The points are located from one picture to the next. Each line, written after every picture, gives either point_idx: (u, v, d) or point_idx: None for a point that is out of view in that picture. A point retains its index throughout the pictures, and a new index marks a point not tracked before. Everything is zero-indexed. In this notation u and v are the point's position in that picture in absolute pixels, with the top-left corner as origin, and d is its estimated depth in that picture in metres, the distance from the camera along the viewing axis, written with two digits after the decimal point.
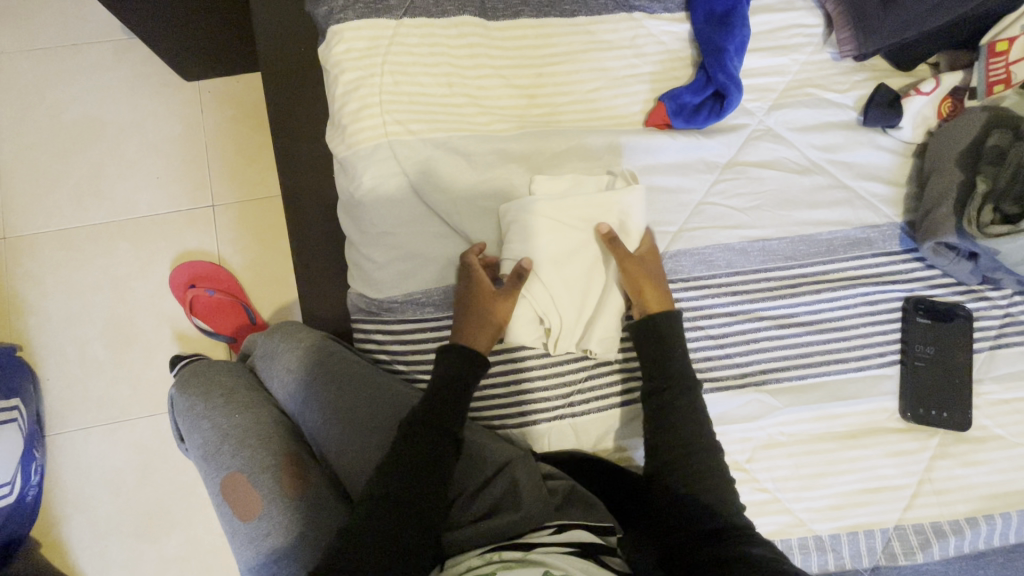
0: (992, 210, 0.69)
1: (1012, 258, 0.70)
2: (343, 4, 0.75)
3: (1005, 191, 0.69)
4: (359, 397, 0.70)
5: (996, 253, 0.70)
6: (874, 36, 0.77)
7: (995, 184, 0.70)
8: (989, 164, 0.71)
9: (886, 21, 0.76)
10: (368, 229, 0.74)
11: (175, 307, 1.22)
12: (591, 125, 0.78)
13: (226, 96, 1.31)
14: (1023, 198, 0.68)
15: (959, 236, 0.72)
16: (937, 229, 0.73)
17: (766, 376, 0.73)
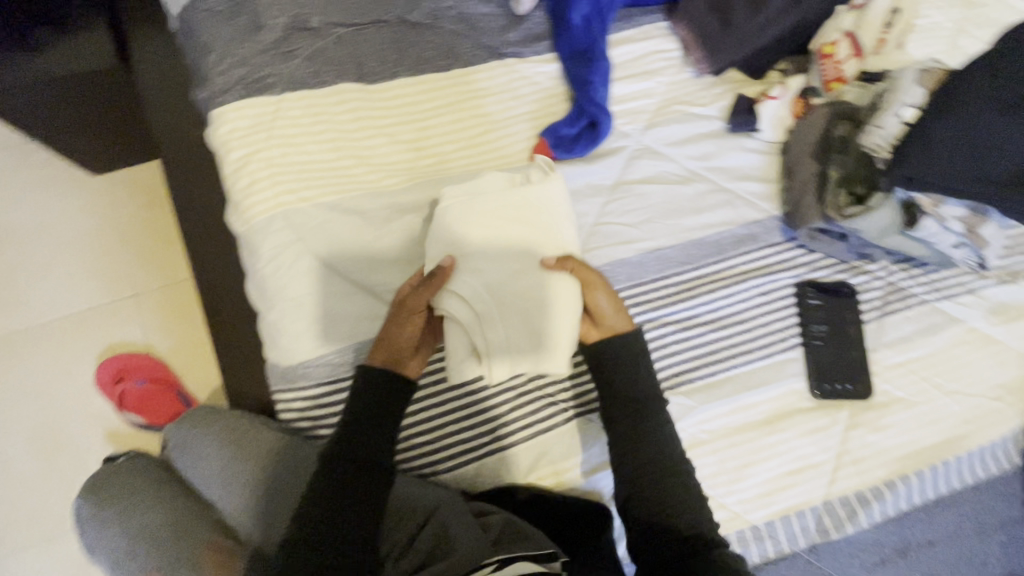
0: (846, 193, 0.78)
1: (874, 235, 0.77)
2: (222, 87, 0.78)
3: (854, 176, 0.78)
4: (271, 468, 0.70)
5: (858, 232, 0.77)
6: (721, 53, 0.86)
7: (844, 171, 0.79)
8: (836, 155, 0.80)
9: (729, 39, 0.85)
10: (275, 299, 0.75)
11: (105, 405, 1.18)
12: (480, 167, 0.82)
13: (139, 185, 1.31)
14: (868, 180, 0.78)
15: (826, 221, 0.78)
16: (807, 217, 0.79)
17: (680, 379, 0.77)
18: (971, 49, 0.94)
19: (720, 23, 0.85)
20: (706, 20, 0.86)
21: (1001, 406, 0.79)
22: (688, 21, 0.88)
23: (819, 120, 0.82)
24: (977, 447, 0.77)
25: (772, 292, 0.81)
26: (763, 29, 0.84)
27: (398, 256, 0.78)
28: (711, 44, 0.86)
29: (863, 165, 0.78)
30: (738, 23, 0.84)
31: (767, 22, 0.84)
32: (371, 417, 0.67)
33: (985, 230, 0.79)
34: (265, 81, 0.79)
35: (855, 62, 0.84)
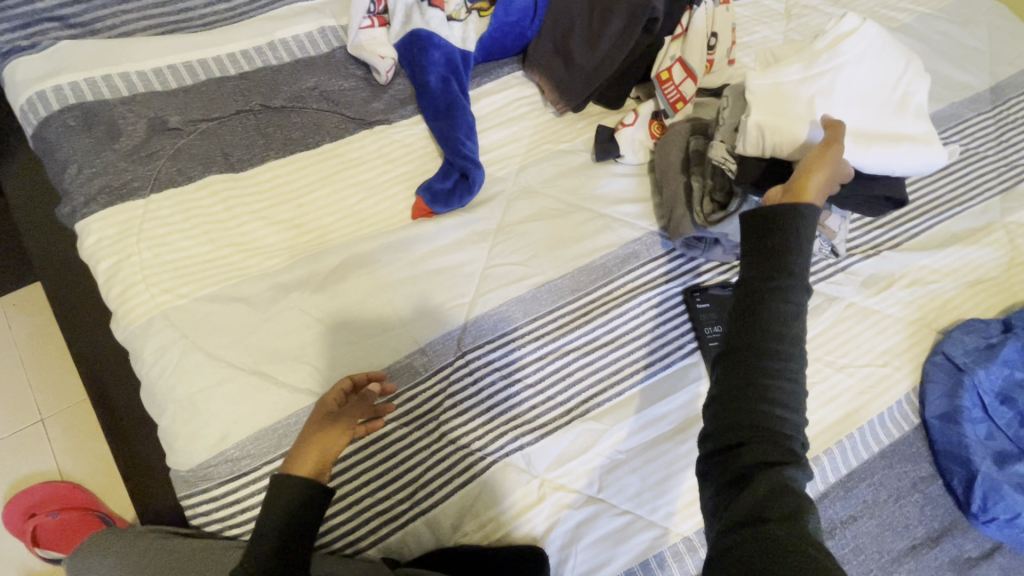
0: (709, 202, 0.81)
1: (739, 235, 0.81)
2: (85, 199, 0.77)
3: (713, 185, 0.81)
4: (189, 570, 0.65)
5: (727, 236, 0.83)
6: (574, 92, 0.92)
7: (704, 181, 0.82)
8: (696, 168, 0.84)
9: (572, 79, 0.92)
10: (163, 402, 0.72)
11: (16, 547, 1.08)
12: (363, 232, 0.84)
13: (34, 305, 1.26)
14: (726, 187, 0.80)
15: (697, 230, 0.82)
16: (680, 228, 0.83)
17: (589, 405, 0.78)
18: None
19: (562, 64, 0.93)
20: (552, 64, 0.94)
21: (890, 371, 0.83)
22: (537, 65, 0.95)
23: (677, 136, 0.88)
24: (876, 415, 0.80)
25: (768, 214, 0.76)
26: (600, 63, 0.91)
27: (289, 334, 0.76)
28: (560, 84, 0.93)
29: (718, 174, 0.81)
30: (577, 63, 0.91)
31: (602, 56, 0.90)
32: (298, 523, 0.61)
33: (830, 221, 0.86)
34: (129, 186, 0.79)
35: (692, 82, 0.89)
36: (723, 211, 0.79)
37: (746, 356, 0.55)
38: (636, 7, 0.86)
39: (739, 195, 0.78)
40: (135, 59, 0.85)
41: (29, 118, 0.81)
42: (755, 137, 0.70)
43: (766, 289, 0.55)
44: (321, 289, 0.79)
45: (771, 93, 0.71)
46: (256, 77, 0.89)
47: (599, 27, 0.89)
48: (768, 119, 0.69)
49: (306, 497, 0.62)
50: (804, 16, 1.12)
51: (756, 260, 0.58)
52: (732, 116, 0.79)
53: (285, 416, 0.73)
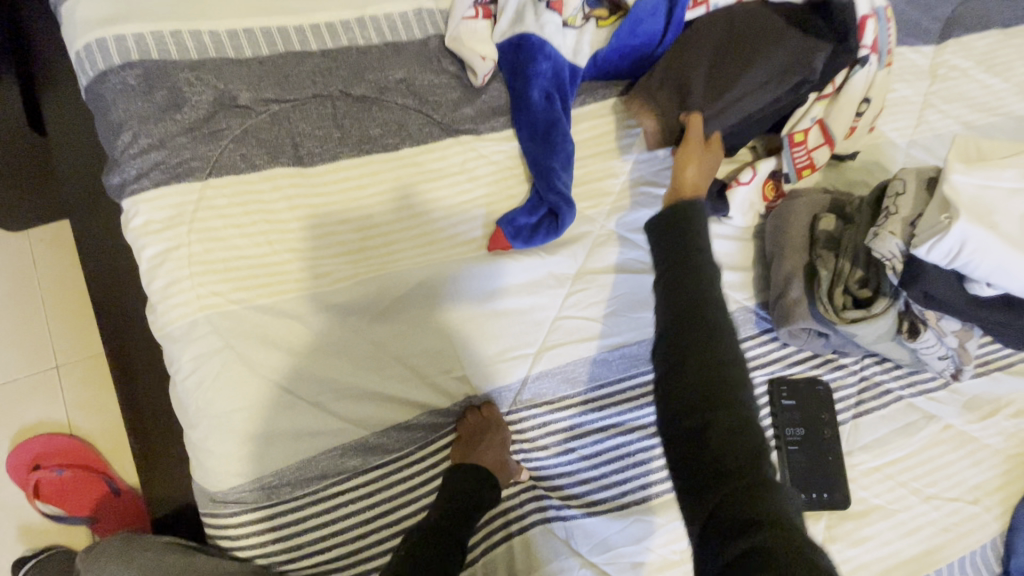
0: (844, 293, 0.72)
1: (868, 338, 0.73)
2: (137, 173, 0.69)
3: (849, 275, 0.72)
4: None
5: (853, 336, 0.73)
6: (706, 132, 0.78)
7: (837, 266, 0.73)
8: (821, 252, 0.75)
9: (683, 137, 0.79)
10: (195, 416, 0.66)
11: (18, 495, 1.05)
12: (431, 257, 0.75)
13: (61, 242, 1.19)
14: (865, 281, 0.72)
15: (809, 321, 0.73)
16: (789, 316, 0.74)
17: (646, 494, 0.72)
18: (934, 127, 0.94)
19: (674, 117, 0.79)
20: (659, 115, 0.80)
21: (978, 511, 0.75)
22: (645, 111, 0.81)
23: (802, 208, 0.78)
24: (956, 558, 0.73)
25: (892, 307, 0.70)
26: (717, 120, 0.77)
27: (339, 362, 0.70)
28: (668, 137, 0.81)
29: (861, 264, 0.72)
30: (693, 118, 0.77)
31: (733, 102, 0.77)
32: (454, 512, 0.68)
33: (970, 344, 0.75)
34: (187, 166, 0.70)
35: (826, 149, 0.79)
36: (863, 310, 0.71)
37: (692, 399, 0.53)
38: (795, 54, 0.76)
39: (886, 297, 0.70)
40: (210, 17, 0.75)
41: (85, 66, 0.71)
42: (951, 247, 0.58)
43: (682, 293, 0.56)
44: (381, 317, 0.72)
45: (975, 198, 0.59)
46: (340, 56, 0.79)
47: (729, 85, 0.77)
48: (977, 231, 0.57)
49: (467, 486, 0.70)
50: (950, 79, 0.99)
51: (677, 317, 0.56)
52: (908, 208, 0.67)
53: (330, 447, 0.69)
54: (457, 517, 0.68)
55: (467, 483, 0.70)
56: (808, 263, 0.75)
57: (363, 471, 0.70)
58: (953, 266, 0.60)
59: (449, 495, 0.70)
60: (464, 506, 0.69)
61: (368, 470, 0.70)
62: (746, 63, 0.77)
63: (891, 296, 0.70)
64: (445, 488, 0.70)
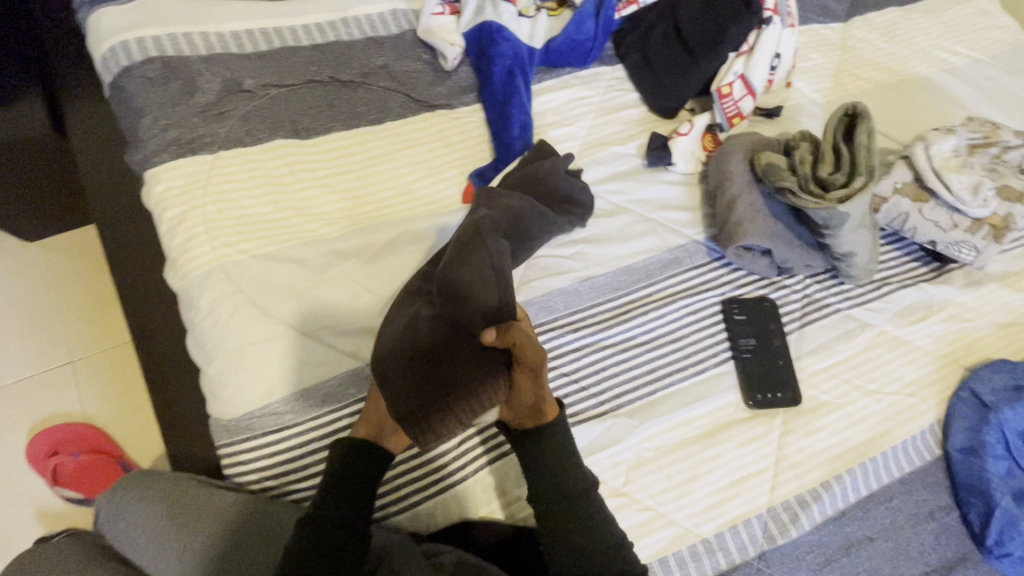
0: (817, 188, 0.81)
1: (853, 220, 0.81)
2: (155, 149, 0.79)
3: (806, 177, 0.81)
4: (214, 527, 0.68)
5: (846, 217, 0.80)
6: (669, 92, 0.96)
7: (797, 179, 0.82)
8: (773, 174, 0.82)
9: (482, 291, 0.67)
10: (213, 352, 0.74)
11: (36, 484, 1.10)
12: (417, 211, 0.86)
13: (73, 249, 1.28)
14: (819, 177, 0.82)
15: (751, 239, 0.84)
16: (735, 235, 0.85)
17: (621, 401, 0.80)
18: (849, 86, 1.08)
19: (425, 430, 0.65)
20: (467, 407, 0.66)
21: (916, 402, 0.85)
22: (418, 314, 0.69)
23: (739, 147, 0.90)
24: (900, 442, 0.82)
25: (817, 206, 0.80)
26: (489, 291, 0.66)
27: (338, 300, 0.79)
28: (405, 417, 0.65)
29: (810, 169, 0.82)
30: (455, 359, 0.67)
31: (687, 64, 0.95)
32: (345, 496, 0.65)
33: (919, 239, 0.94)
34: (200, 141, 0.81)
35: (750, 99, 0.94)
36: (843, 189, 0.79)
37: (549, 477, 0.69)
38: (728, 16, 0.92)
39: (861, 173, 0.78)
40: (214, 21, 0.88)
41: (109, 66, 0.83)
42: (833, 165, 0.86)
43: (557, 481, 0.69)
44: (373, 261, 0.81)
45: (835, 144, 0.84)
46: (328, 50, 0.92)
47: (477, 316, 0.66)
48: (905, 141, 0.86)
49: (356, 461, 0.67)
50: (859, 49, 1.14)
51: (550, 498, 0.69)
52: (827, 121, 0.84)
53: (330, 378, 0.76)
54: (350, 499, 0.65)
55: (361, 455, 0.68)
56: (774, 184, 0.82)
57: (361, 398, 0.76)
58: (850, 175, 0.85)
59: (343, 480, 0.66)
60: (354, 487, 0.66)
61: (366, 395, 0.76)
62: (681, 48, 0.96)
63: (864, 168, 0.78)
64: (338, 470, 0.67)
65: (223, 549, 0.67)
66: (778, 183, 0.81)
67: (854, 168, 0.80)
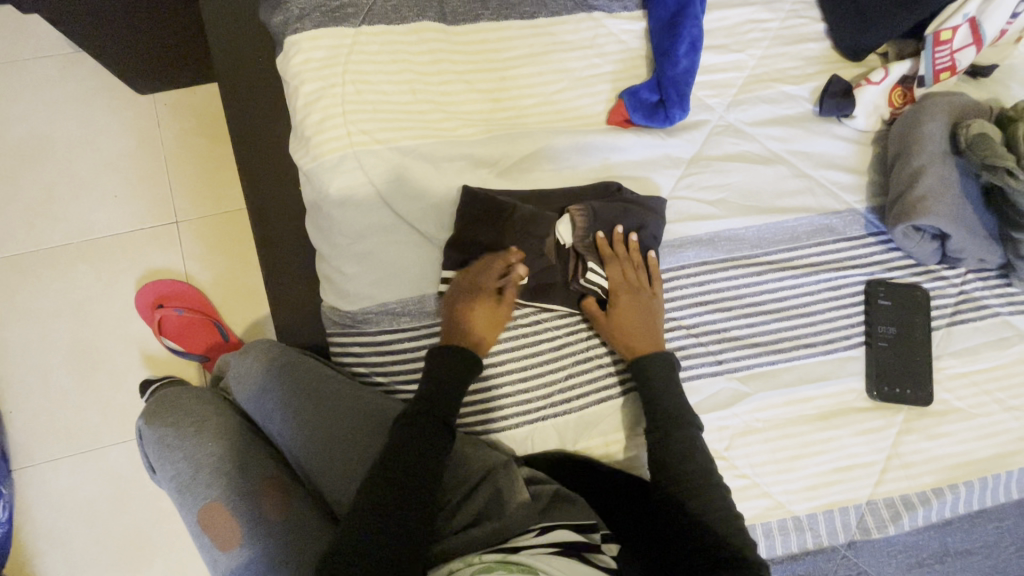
0: None
1: None
2: (299, 13, 0.74)
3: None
4: (336, 413, 0.71)
5: None
6: (872, 29, 0.81)
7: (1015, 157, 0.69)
8: (986, 147, 0.70)
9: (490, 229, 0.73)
10: (339, 241, 0.73)
11: (143, 329, 1.19)
12: (556, 126, 0.79)
13: (182, 107, 1.27)
14: None
15: (931, 220, 0.73)
16: (913, 211, 0.74)
17: (738, 365, 0.76)
18: None
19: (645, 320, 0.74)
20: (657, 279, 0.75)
21: None
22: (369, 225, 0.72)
23: (941, 109, 0.76)
24: None
25: (947, 217, 0.73)
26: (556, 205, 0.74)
27: None
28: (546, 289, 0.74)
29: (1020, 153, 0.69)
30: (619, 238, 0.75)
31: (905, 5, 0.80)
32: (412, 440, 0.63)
33: None
34: (343, 11, 0.75)
35: (973, 50, 0.77)
36: None
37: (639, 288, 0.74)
38: None
39: None
40: None
41: None
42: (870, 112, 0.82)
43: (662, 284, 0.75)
44: (505, 175, 0.77)
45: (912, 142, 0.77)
46: None
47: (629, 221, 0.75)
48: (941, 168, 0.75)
49: (459, 370, 0.68)
50: None
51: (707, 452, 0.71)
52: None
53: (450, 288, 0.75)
54: (445, 406, 0.66)
55: (460, 363, 0.68)
56: (985, 159, 0.70)
57: None
58: (899, 122, 0.80)
59: (441, 389, 0.67)
60: (448, 395, 0.67)
61: None
62: None
63: None
64: (434, 372, 0.68)
65: (335, 431, 0.70)
66: (991, 158, 0.70)
67: None
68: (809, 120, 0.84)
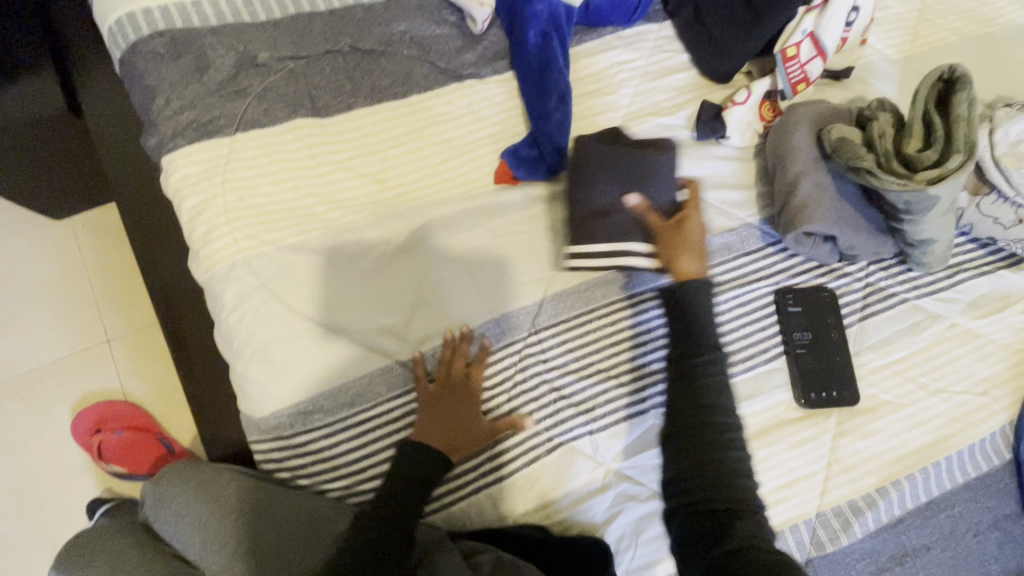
0: (896, 169, 0.71)
1: (944, 205, 0.72)
2: (172, 132, 0.75)
3: (885, 159, 0.71)
4: (262, 516, 0.68)
5: (938, 203, 0.71)
6: (728, 57, 0.86)
7: (876, 158, 0.72)
8: (848, 151, 0.73)
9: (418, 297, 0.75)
10: (242, 349, 0.72)
11: (84, 458, 1.15)
12: (445, 195, 0.81)
13: (102, 226, 1.28)
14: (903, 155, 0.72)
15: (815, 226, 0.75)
16: (795, 221, 0.76)
17: (662, 400, 0.76)
18: (931, 39, 0.96)
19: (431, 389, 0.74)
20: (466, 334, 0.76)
21: (986, 402, 0.78)
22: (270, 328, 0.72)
23: (805, 120, 0.80)
24: (966, 446, 0.76)
25: (827, 222, 0.76)
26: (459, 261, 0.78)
27: (369, 291, 0.76)
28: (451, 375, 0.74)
29: (880, 154, 0.72)
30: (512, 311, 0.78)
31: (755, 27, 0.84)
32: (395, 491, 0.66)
33: None
34: (216, 123, 0.76)
35: (820, 61, 0.83)
36: (938, 170, 0.69)
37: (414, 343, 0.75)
38: None
39: (961, 153, 0.68)
40: None
41: (117, 41, 0.78)
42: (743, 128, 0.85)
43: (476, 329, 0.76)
44: (402, 251, 0.78)
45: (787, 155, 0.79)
46: (347, 15, 0.84)
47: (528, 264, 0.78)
48: (815, 174, 0.77)
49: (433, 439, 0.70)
50: None
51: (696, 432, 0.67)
52: (883, 125, 0.73)
53: (362, 375, 0.74)
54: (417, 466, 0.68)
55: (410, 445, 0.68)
56: (849, 163, 0.72)
57: (392, 394, 0.74)
58: (776, 130, 0.82)
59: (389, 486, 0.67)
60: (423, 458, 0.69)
61: (401, 391, 0.75)
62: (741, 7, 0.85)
63: (966, 151, 0.68)
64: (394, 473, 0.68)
65: (263, 534, 0.68)
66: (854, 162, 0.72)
67: (950, 147, 0.69)
68: (690, 146, 0.87)
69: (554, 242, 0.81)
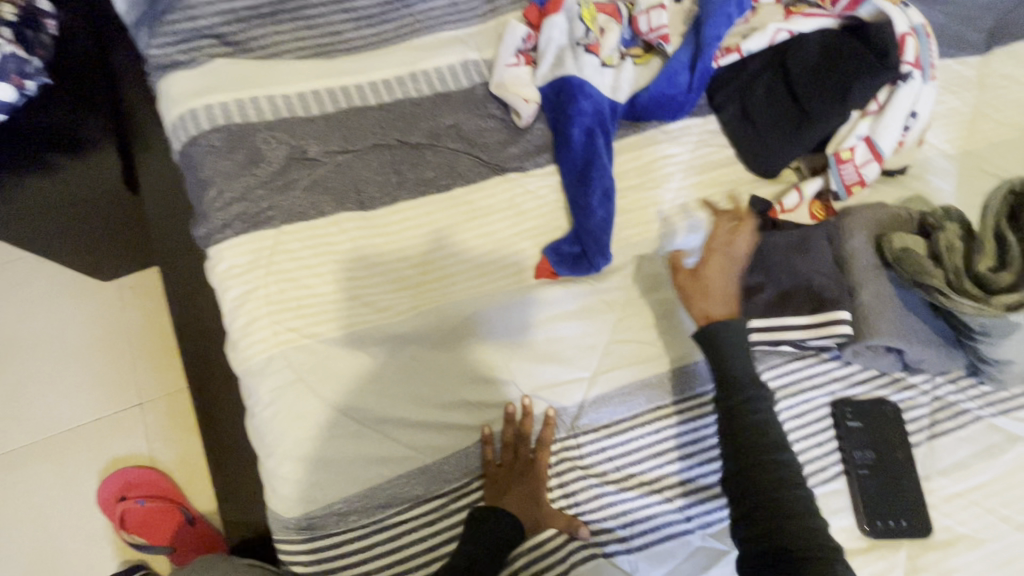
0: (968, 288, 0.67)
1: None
2: (221, 223, 0.77)
3: (956, 275, 0.67)
4: None
5: (1018, 329, 0.66)
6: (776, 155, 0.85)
7: (945, 273, 0.68)
8: (912, 264, 0.70)
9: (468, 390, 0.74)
10: (272, 446, 0.70)
11: (105, 525, 1.13)
12: (484, 288, 0.79)
13: (146, 287, 1.31)
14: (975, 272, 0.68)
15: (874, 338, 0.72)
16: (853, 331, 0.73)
17: (710, 520, 0.71)
18: (989, 135, 0.93)
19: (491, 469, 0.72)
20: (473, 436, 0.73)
21: None
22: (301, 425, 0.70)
23: (862, 225, 0.78)
24: None
25: (889, 335, 0.72)
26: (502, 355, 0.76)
27: (403, 388, 0.73)
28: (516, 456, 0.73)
29: (950, 269, 0.68)
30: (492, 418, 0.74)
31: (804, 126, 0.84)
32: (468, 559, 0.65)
33: None
34: (265, 215, 0.78)
35: (876, 164, 0.81)
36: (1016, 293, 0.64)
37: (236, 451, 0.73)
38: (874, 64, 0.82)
39: None
40: (282, 83, 0.84)
41: (178, 134, 0.82)
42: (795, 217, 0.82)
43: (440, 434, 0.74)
44: (439, 347, 0.76)
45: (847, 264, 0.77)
46: (397, 109, 0.86)
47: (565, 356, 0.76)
48: (875, 283, 0.74)
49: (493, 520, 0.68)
50: (1002, 88, 0.97)
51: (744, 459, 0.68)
52: (951, 237, 0.70)
53: (394, 477, 0.71)
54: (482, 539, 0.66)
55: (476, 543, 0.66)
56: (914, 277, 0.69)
57: (425, 497, 0.71)
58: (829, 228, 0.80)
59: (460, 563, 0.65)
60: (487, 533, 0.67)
61: (431, 497, 0.72)
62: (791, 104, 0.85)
63: None
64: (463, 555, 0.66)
65: None
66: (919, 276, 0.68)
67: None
68: None
69: (594, 340, 0.78)
